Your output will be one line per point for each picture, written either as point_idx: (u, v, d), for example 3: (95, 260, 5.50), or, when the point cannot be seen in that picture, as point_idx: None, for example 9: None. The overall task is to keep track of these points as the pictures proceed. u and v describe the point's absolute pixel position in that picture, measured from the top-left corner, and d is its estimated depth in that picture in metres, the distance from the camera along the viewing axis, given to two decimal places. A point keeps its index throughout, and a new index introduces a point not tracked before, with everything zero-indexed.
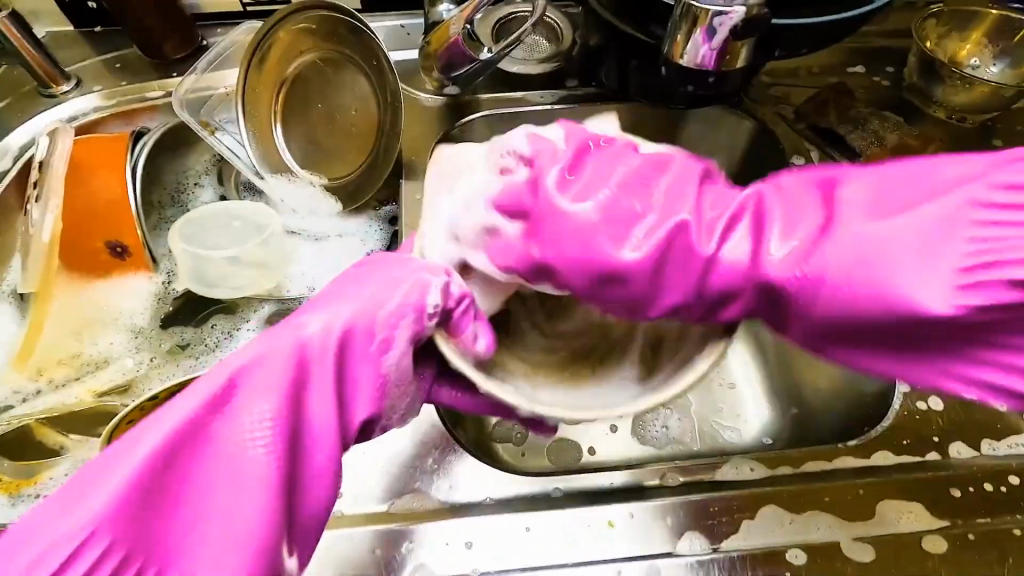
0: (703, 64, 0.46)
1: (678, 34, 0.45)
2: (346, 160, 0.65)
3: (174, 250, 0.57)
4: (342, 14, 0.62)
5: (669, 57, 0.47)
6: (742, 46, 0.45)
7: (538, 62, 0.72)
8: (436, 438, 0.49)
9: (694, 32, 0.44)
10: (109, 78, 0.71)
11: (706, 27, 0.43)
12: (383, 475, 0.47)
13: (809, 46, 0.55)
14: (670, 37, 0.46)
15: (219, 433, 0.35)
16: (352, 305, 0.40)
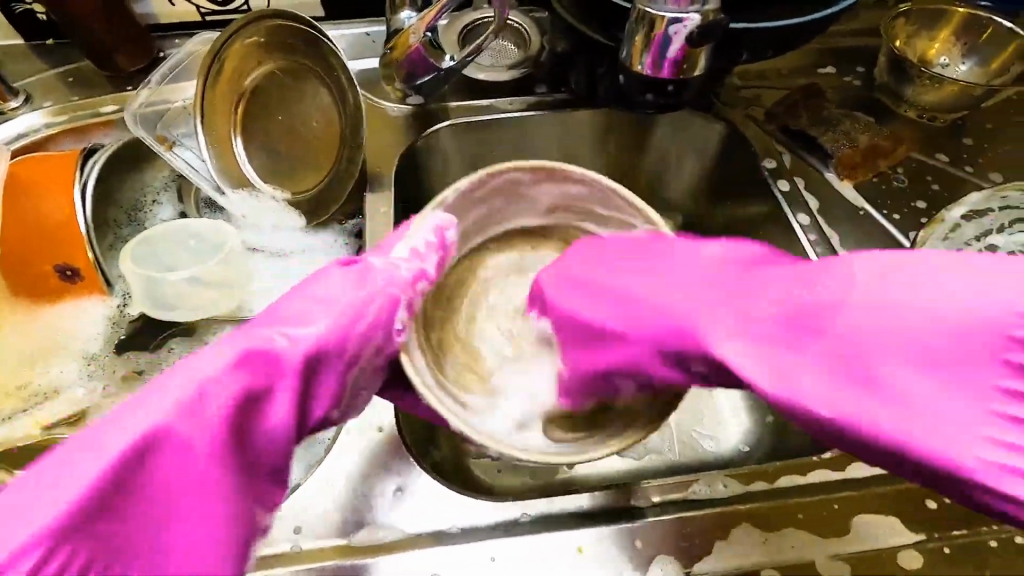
0: (660, 72, 0.45)
1: (636, 37, 0.43)
2: (310, 172, 0.64)
3: (126, 273, 0.55)
4: (299, 23, 0.60)
5: (627, 63, 0.46)
6: (699, 53, 0.44)
7: (506, 68, 0.71)
8: (398, 464, 0.46)
9: (650, 37, 0.43)
10: (61, 93, 0.69)
11: (661, 34, 0.42)
12: (345, 508, 0.44)
13: (773, 49, 0.54)
14: (629, 39, 0.44)
15: (182, 447, 0.33)
16: (328, 315, 0.40)
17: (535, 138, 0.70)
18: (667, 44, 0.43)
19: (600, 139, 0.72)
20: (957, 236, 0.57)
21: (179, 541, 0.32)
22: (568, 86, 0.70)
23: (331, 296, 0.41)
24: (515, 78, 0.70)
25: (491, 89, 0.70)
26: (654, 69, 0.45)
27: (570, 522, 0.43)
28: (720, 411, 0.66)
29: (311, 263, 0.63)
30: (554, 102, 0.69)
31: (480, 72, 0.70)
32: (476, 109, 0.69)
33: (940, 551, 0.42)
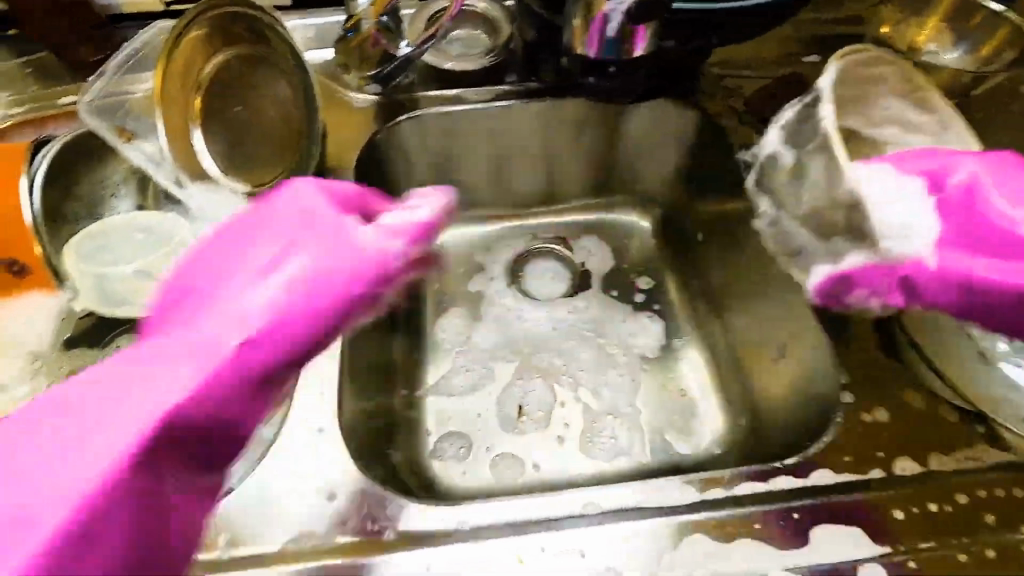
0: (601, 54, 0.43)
1: (577, 20, 0.42)
2: (268, 163, 0.62)
3: (69, 269, 0.53)
4: (252, 8, 0.58)
5: (571, 45, 0.44)
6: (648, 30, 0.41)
7: (477, 56, 0.69)
8: (329, 464, 0.42)
9: (591, 16, 0.42)
10: (21, 84, 0.67)
11: (602, 14, 0.41)
12: (264, 508, 0.40)
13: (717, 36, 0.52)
14: (570, 27, 0.43)
15: (141, 388, 0.36)
16: (309, 261, 0.39)
17: (507, 129, 0.68)
18: (607, 22, 0.41)
19: (573, 130, 0.70)
20: None
21: (112, 528, 0.34)
22: (540, 75, 0.68)
23: (311, 230, 0.40)
24: (485, 66, 0.68)
25: (460, 79, 0.68)
26: (600, 53, 0.43)
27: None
28: (694, 412, 0.64)
29: None
30: (525, 92, 0.67)
31: (448, 61, 0.68)
32: (443, 100, 0.66)
33: (906, 565, 0.37)
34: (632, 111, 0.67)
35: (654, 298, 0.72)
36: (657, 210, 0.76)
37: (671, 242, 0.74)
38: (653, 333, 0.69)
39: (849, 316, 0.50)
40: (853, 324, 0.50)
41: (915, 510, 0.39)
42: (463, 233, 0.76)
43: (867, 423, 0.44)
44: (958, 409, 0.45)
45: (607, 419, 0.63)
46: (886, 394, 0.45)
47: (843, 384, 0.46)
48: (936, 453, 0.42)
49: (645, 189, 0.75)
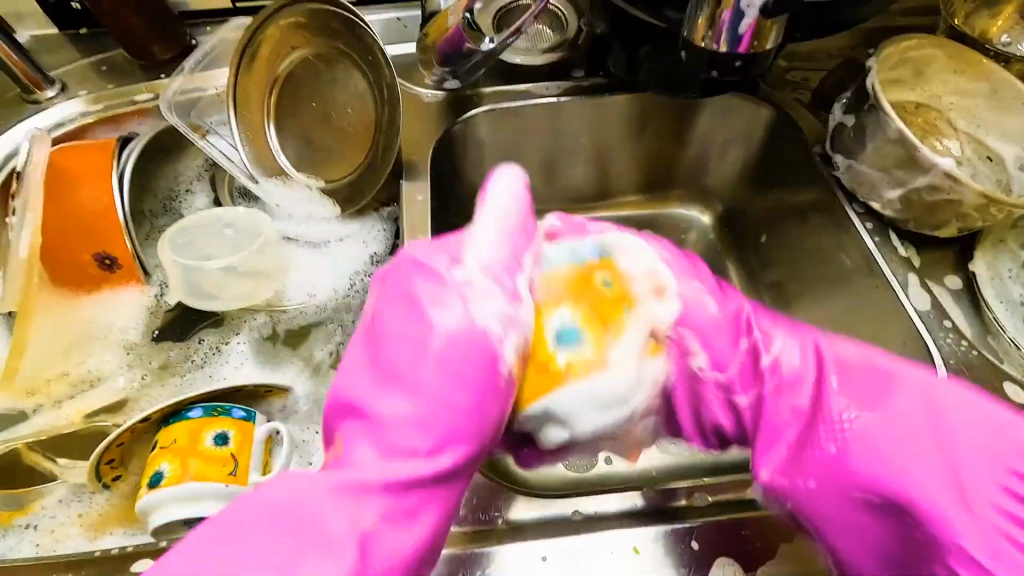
0: (729, 49, 0.42)
1: (701, 14, 0.41)
2: (343, 160, 0.62)
3: (163, 261, 0.54)
4: (340, 7, 0.57)
5: (690, 40, 0.43)
6: (773, 25, 0.41)
7: (542, 52, 0.69)
8: None
9: (718, 12, 0.40)
10: (95, 82, 0.68)
11: (732, 11, 0.40)
12: None
13: (804, 31, 0.50)
14: (691, 20, 0.43)
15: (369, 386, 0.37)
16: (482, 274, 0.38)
17: (573, 125, 0.69)
18: (738, 20, 0.40)
19: (638, 125, 0.70)
20: None
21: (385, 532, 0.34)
22: (608, 70, 0.68)
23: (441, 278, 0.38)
24: (551, 62, 0.68)
25: (527, 74, 0.68)
26: (725, 43, 0.42)
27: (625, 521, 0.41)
28: None
29: (348, 252, 0.62)
30: (594, 87, 0.67)
31: (516, 56, 0.68)
32: (511, 94, 0.67)
33: None
34: (700, 105, 0.67)
35: None
36: (717, 205, 0.75)
37: (734, 236, 0.73)
38: None
39: (942, 310, 0.50)
40: (947, 318, 0.49)
41: None
42: None
43: None
44: None
45: None
46: (986, 387, 0.45)
47: (942, 378, 0.46)
48: None
49: (706, 183, 0.75)
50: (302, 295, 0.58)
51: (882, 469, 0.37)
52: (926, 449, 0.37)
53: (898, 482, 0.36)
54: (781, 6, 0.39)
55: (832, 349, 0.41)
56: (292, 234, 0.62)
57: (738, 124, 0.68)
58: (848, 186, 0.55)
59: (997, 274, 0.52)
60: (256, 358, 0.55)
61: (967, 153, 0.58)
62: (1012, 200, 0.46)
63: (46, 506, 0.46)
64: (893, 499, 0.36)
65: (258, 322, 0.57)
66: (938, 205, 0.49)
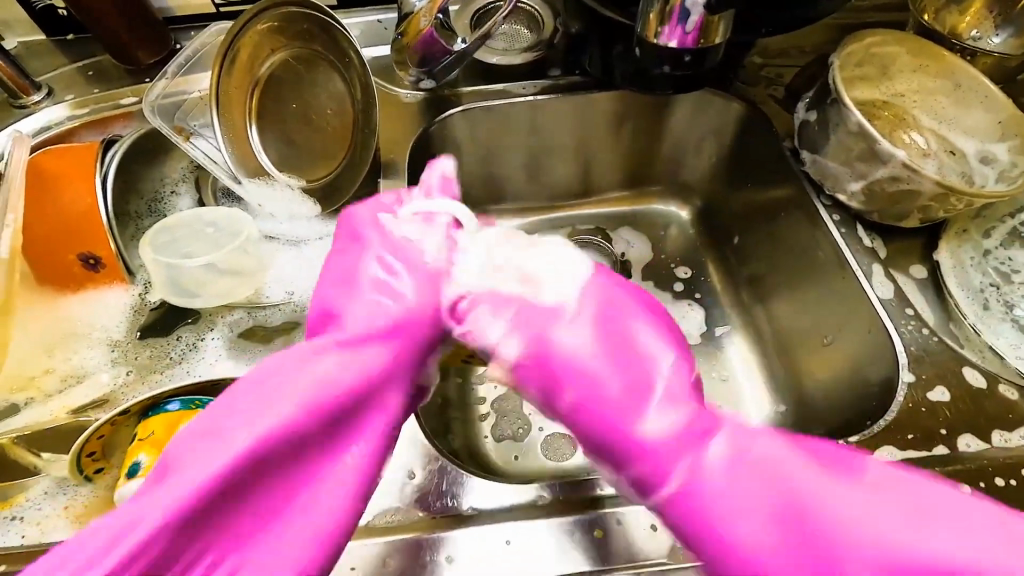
0: (677, 44, 0.44)
1: (652, 11, 0.43)
2: (325, 161, 0.64)
3: (145, 260, 0.55)
4: (318, 12, 0.60)
5: (643, 37, 0.45)
6: (720, 21, 0.42)
7: (520, 51, 0.70)
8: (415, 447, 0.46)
9: (666, 8, 0.42)
10: (82, 87, 0.70)
11: (678, 8, 0.42)
12: None
13: (768, 26, 0.52)
14: (643, 17, 0.44)
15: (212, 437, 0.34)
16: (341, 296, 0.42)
17: (550, 123, 0.70)
18: (685, 17, 0.42)
19: (614, 121, 0.71)
20: (990, 214, 0.54)
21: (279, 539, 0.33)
22: (583, 68, 0.69)
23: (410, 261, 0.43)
24: (528, 62, 0.70)
25: (504, 74, 0.69)
26: (674, 41, 0.44)
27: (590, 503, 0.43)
28: (742, 400, 0.64)
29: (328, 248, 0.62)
30: (570, 85, 0.68)
31: (493, 56, 0.70)
32: (490, 94, 0.68)
33: None
34: (674, 102, 0.68)
35: (696, 286, 0.72)
36: (696, 201, 0.76)
37: (711, 231, 0.74)
38: (695, 320, 0.70)
39: (905, 298, 0.50)
40: (909, 305, 0.50)
41: (981, 485, 0.40)
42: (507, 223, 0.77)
43: (928, 404, 0.44)
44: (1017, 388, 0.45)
45: None
46: (944, 371, 0.46)
47: (902, 363, 0.47)
48: (999, 431, 0.43)
49: (684, 179, 0.76)
50: (282, 291, 0.59)
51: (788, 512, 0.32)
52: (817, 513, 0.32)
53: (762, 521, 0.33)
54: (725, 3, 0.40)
55: (744, 433, 0.34)
56: (271, 232, 0.63)
57: (712, 121, 0.69)
58: (815, 178, 0.57)
59: (960, 262, 0.53)
60: (230, 354, 0.55)
61: (933, 146, 0.59)
62: (971, 190, 0.47)
63: (30, 498, 0.48)
64: (812, 549, 0.31)
65: (236, 318, 0.58)
66: (900, 195, 0.50)
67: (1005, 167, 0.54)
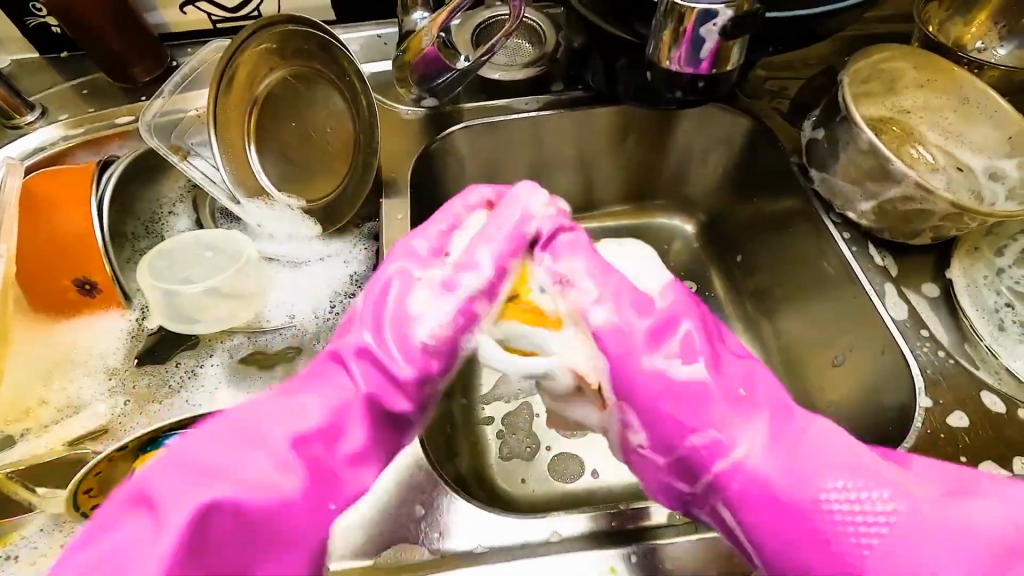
0: (691, 68, 0.43)
1: (666, 33, 0.42)
2: (323, 180, 0.62)
3: (144, 286, 0.54)
4: (317, 30, 0.58)
5: (655, 59, 0.44)
6: (733, 45, 0.42)
7: (522, 66, 0.69)
8: (421, 480, 0.45)
9: (681, 30, 0.41)
10: (76, 105, 0.69)
11: (693, 31, 0.41)
12: (367, 527, 0.43)
13: (776, 44, 0.51)
14: (656, 37, 0.43)
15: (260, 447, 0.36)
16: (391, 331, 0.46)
17: (554, 139, 0.69)
18: (700, 42, 0.41)
19: (619, 136, 0.70)
20: (1001, 232, 0.54)
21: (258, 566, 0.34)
22: (587, 83, 0.68)
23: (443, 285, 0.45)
24: (531, 77, 0.69)
25: (507, 89, 0.68)
26: (687, 64, 0.43)
27: (603, 539, 0.42)
28: None
29: (329, 270, 0.61)
30: (572, 100, 0.67)
31: (495, 71, 0.69)
32: (491, 110, 0.67)
33: None
34: (679, 116, 0.67)
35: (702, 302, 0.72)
36: (701, 214, 0.76)
37: (716, 246, 0.74)
38: None
39: (919, 319, 0.50)
40: (923, 327, 0.49)
41: None
42: None
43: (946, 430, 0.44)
44: None
45: None
46: (960, 395, 0.45)
47: (918, 388, 0.46)
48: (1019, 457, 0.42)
49: (688, 193, 0.75)
50: (282, 315, 0.57)
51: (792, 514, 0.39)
52: (875, 473, 0.39)
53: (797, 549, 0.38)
54: (740, 29, 0.40)
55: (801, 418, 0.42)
56: (269, 253, 0.62)
57: (717, 134, 0.68)
58: (824, 196, 0.56)
59: (973, 281, 0.52)
60: (230, 382, 0.54)
61: (940, 161, 0.58)
62: (987, 210, 0.46)
63: (26, 536, 0.47)
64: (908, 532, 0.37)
65: (237, 344, 0.56)
66: (913, 214, 0.50)
67: (1014, 185, 0.53)
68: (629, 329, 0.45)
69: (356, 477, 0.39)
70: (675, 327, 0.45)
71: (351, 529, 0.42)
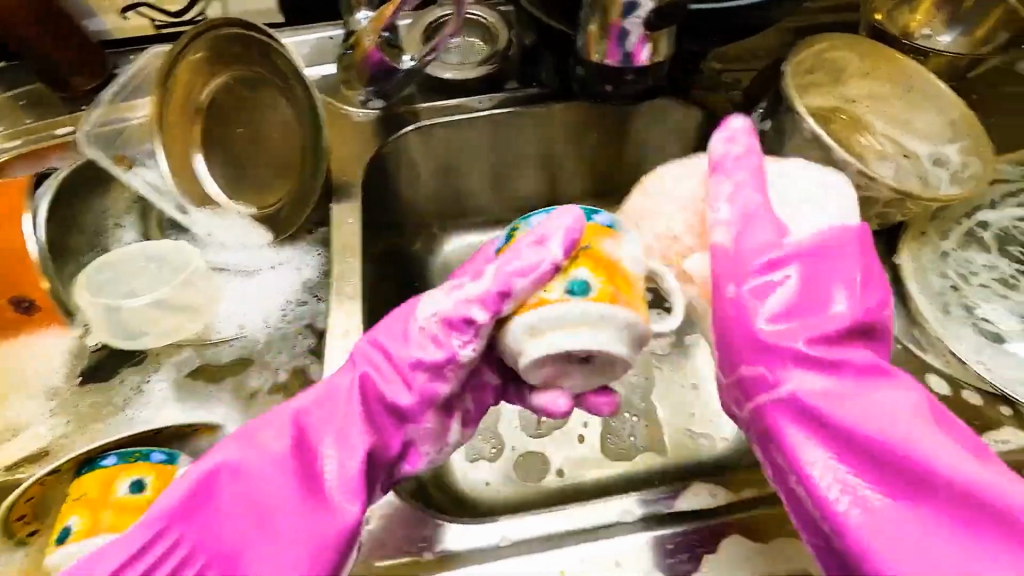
0: (620, 62, 0.49)
1: (595, 26, 0.47)
2: (273, 187, 0.61)
3: (85, 304, 0.53)
4: (261, 33, 0.57)
5: (585, 53, 0.50)
6: (659, 37, 0.47)
7: (475, 65, 0.68)
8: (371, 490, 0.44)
9: (608, 25, 0.47)
10: (14, 117, 0.66)
11: (621, 24, 0.46)
12: None
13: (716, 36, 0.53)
14: (586, 30, 0.48)
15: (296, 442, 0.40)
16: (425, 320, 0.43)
17: (508, 138, 0.68)
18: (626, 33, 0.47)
19: (574, 132, 0.70)
20: (946, 216, 0.54)
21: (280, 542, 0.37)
22: (540, 80, 0.68)
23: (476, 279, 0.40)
24: (483, 74, 0.68)
25: (459, 89, 0.68)
26: (616, 59, 0.49)
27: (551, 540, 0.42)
28: (711, 407, 0.65)
29: (280, 279, 0.59)
30: (527, 98, 0.67)
31: (447, 71, 0.68)
32: (444, 110, 0.67)
33: None
34: (633, 111, 0.67)
35: None
36: None
37: None
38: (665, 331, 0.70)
39: None
40: None
41: None
42: (470, 239, 0.76)
43: None
44: (983, 395, 0.44)
45: (625, 417, 0.65)
46: None
47: None
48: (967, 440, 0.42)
49: None
50: (232, 326, 0.56)
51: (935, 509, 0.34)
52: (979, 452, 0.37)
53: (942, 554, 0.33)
54: (662, 21, 0.45)
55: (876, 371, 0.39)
56: (220, 263, 0.60)
57: (672, 128, 0.68)
58: None
59: (921, 265, 0.52)
60: (177, 397, 0.52)
61: (887, 148, 0.59)
62: (928, 194, 0.47)
63: None
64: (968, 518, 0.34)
65: (185, 358, 0.54)
66: (858, 202, 0.50)
67: (957, 169, 0.54)
68: (738, 293, 0.41)
69: (387, 452, 0.42)
70: (767, 241, 0.42)
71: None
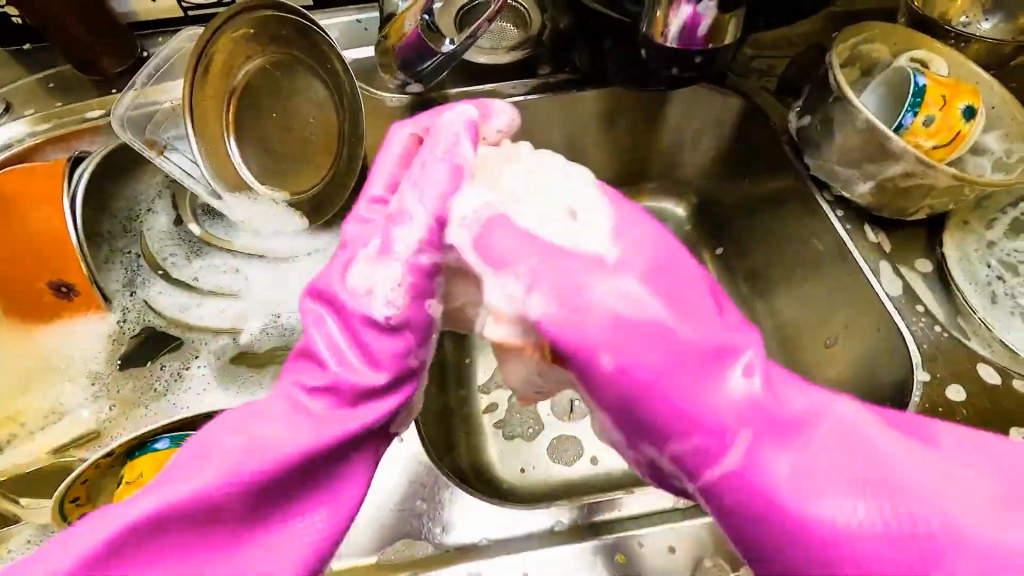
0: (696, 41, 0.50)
1: (658, 10, 0.49)
2: (309, 170, 0.60)
3: (214, 262, 0.60)
4: (295, 14, 0.56)
5: (650, 33, 0.51)
6: (730, 19, 0.49)
7: (507, 50, 0.67)
8: (424, 475, 0.47)
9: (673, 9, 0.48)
10: (42, 100, 0.65)
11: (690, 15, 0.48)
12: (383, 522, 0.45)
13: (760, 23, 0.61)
14: (650, 17, 0.50)
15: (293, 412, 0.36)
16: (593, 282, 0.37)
17: (542, 123, 0.67)
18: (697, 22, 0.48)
19: (607, 121, 0.69)
20: (990, 206, 0.55)
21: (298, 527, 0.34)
22: (574, 65, 0.67)
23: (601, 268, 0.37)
24: (516, 60, 0.67)
25: (491, 73, 0.66)
26: (684, 39, 0.50)
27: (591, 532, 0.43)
28: None
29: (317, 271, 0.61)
30: (562, 83, 0.66)
31: (480, 56, 0.67)
32: (479, 94, 0.65)
33: None
34: (669, 99, 0.66)
35: None
36: (693, 197, 0.74)
37: (708, 228, 0.72)
38: None
39: (914, 295, 0.51)
40: (919, 302, 0.50)
41: None
42: None
43: (943, 403, 0.45)
44: None
45: None
46: (956, 369, 0.47)
47: (916, 362, 0.47)
48: (1016, 428, 0.44)
49: (680, 174, 0.73)
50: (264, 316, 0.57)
51: (676, 392, 0.34)
52: None
53: (711, 392, 0.34)
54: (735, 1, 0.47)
55: None
56: (252, 248, 0.61)
57: (707, 115, 0.67)
58: (820, 177, 0.56)
59: (965, 255, 0.53)
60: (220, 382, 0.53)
61: None
62: (984, 180, 0.47)
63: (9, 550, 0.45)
64: None
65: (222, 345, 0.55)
66: (912, 189, 0.50)
67: (1001, 156, 0.54)
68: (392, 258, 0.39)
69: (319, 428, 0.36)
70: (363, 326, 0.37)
71: (359, 512, 0.45)
